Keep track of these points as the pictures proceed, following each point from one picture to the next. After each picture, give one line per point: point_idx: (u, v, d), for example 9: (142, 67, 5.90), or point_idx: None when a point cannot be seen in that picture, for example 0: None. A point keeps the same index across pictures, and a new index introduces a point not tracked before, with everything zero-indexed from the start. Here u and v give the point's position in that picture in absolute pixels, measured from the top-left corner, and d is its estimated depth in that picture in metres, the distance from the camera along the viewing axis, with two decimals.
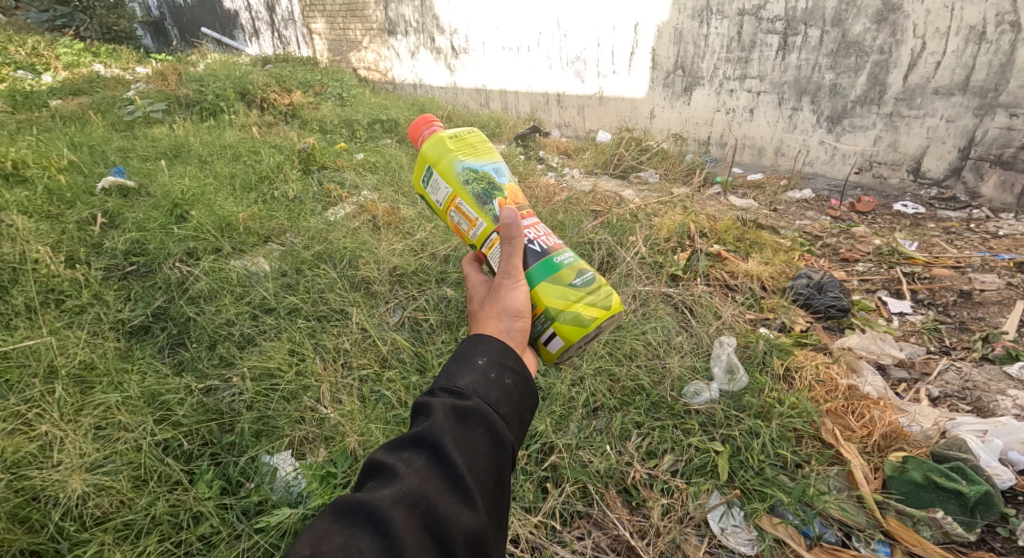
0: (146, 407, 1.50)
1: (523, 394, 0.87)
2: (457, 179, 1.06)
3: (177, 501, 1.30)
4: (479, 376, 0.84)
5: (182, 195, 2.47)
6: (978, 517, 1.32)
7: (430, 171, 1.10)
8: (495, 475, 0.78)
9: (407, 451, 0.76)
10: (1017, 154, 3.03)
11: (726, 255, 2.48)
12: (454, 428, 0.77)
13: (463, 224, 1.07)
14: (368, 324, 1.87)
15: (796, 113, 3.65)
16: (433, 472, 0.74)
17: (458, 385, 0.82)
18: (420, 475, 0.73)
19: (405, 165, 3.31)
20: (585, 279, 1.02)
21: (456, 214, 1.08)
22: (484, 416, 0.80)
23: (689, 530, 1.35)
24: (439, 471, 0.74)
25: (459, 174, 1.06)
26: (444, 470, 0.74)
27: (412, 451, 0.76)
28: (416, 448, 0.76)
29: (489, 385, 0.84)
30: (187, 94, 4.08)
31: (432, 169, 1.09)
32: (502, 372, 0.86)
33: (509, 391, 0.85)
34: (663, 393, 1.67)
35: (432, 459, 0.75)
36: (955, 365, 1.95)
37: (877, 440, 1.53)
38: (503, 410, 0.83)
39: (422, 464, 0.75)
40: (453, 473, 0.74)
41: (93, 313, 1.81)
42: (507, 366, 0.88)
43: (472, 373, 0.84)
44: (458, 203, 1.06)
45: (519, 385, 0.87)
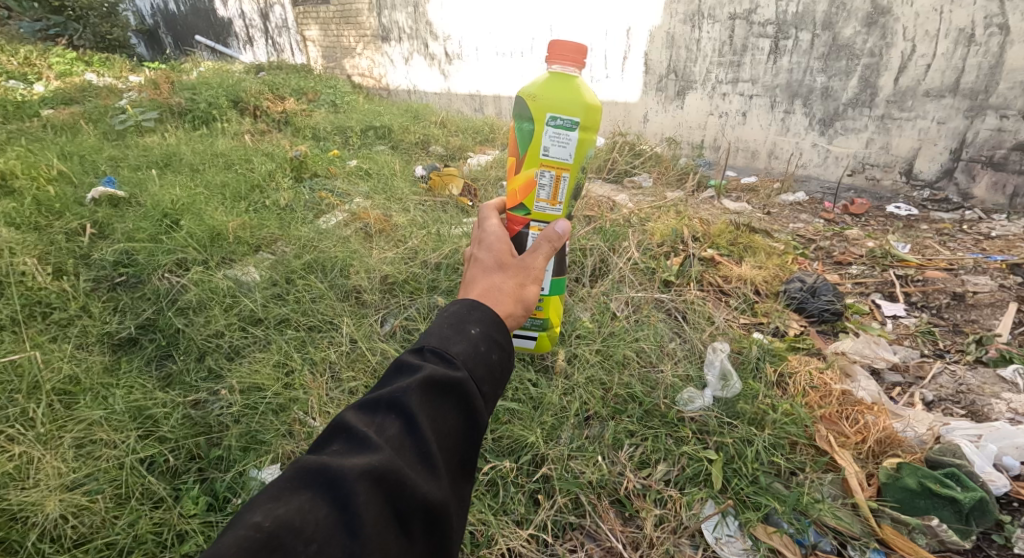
0: (131, 422, 1.48)
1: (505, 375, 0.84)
2: (582, 159, 1.10)
3: (161, 519, 1.27)
4: (468, 348, 0.81)
5: (173, 205, 2.45)
6: (973, 525, 1.30)
7: (572, 127, 1.06)
8: (464, 453, 0.76)
9: (381, 416, 0.72)
10: (1008, 155, 3.04)
11: (719, 260, 2.47)
12: (432, 399, 0.74)
13: (547, 192, 1.12)
14: (358, 334, 1.86)
15: (789, 116, 3.66)
16: (405, 442, 0.71)
17: (446, 355, 0.79)
18: (392, 445, 0.70)
19: (398, 172, 3.30)
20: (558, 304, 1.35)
21: (547, 177, 1.11)
22: (466, 392, 0.76)
23: (683, 541, 1.34)
24: (411, 442, 0.71)
25: (584, 158, 1.11)
26: (416, 443, 0.71)
27: (384, 417, 0.72)
28: (391, 415, 0.72)
29: (476, 360, 0.80)
30: (179, 103, 4.07)
31: (577, 130, 1.07)
32: (492, 348, 0.83)
33: (493, 368, 0.82)
34: (656, 401, 1.66)
35: (405, 429, 0.71)
36: (949, 368, 1.94)
37: (871, 446, 1.52)
38: (484, 388, 0.80)
39: (395, 433, 0.71)
40: (425, 447, 0.71)
41: (79, 326, 1.79)
42: (496, 342, 0.85)
43: (462, 344, 0.81)
44: (563, 178, 1.11)
45: (503, 362, 0.84)
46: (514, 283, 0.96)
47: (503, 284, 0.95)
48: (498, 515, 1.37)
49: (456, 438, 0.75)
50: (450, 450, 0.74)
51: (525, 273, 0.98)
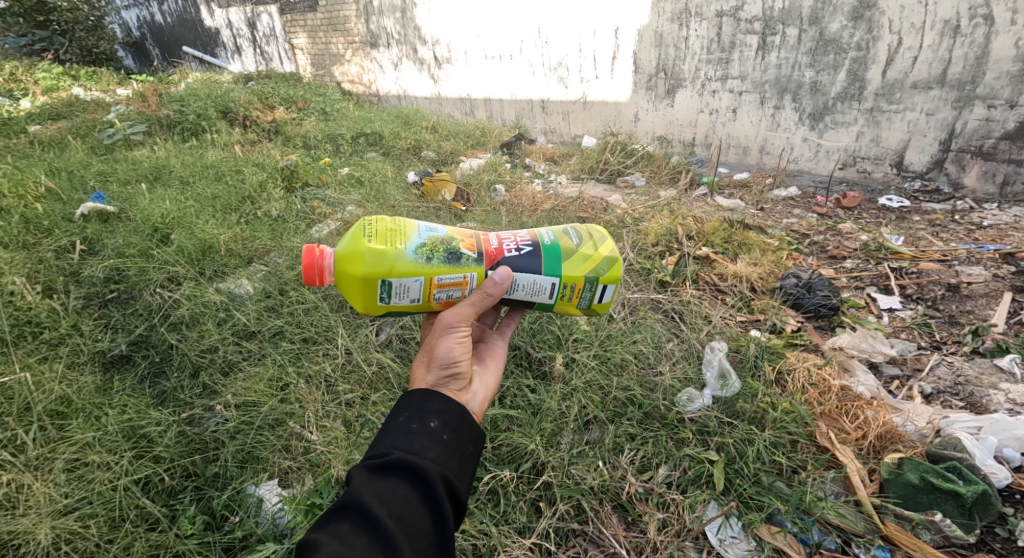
0: (125, 442, 1.46)
1: (455, 433, 0.88)
2: (419, 265, 0.97)
3: (156, 542, 1.25)
4: (400, 430, 0.86)
5: (163, 218, 2.43)
6: (976, 518, 1.30)
7: (383, 283, 0.96)
8: (425, 518, 0.77)
9: (332, 521, 0.74)
10: (997, 144, 3.06)
11: (714, 258, 2.47)
12: (375, 486, 0.77)
13: (456, 293, 1.00)
14: (353, 346, 1.84)
15: (779, 111, 3.66)
16: (356, 534, 0.72)
17: (381, 446, 0.84)
18: (343, 540, 0.71)
19: (390, 178, 3.28)
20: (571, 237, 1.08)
21: (441, 292, 0.99)
22: (410, 462, 0.80)
23: (687, 544, 1.33)
24: (364, 531, 0.73)
25: (415, 259, 0.97)
26: (367, 530, 0.73)
27: (336, 520, 0.74)
28: (339, 516, 0.75)
29: (410, 435, 0.85)
30: (168, 115, 4.03)
31: (386, 279, 0.96)
32: (424, 417, 0.88)
33: (436, 433, 0.86)
34: (655, 402, 1.65)
35: (355, 521, 0.74)
36: (946, 360, 1.94)
37: (872, 442, 1.52)
38: (430, 454, 0.83)
39: (346, 529, 0.73)
40: (375, 529, 0.73)
41: (71, 345, 1.76)
42: (431, 411, 0.89)
43: (391, 430, 0.86)
44: (438, 281, 0.98)
45: (447, 423, 0.88)
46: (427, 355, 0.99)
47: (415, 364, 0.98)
48: (500, 524, 1.36)
49: (412, 509, 0.77)
50: (408, 524, 0.75)
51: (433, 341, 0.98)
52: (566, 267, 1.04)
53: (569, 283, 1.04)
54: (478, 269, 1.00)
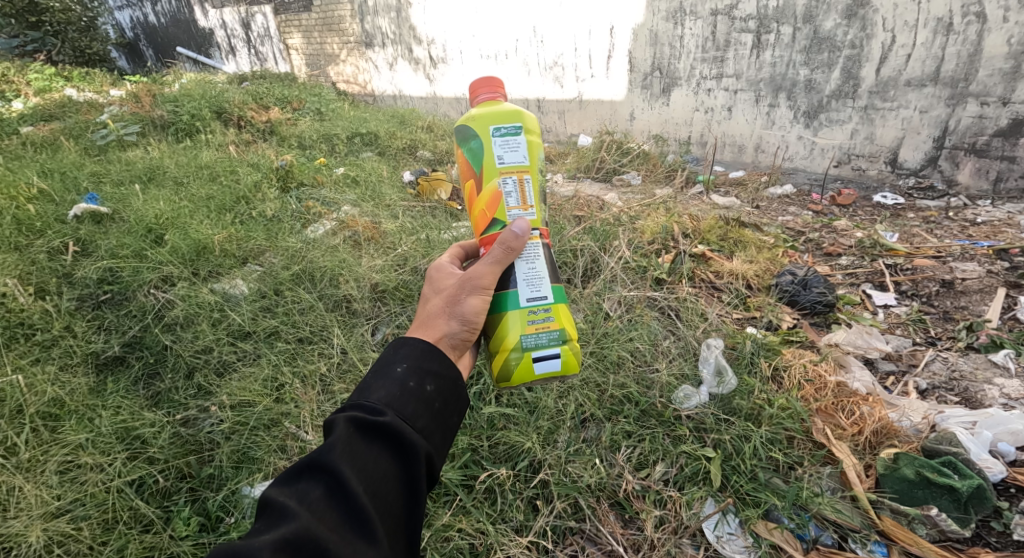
0: (119, 443, 1.45)
1: (444, 403, 0.87)
2: (534, 162, 1.10)
3: (151, 543, 1.24)
4: (393, 391, 0.83)
5: (157, 219, 2.41)
6: (972, 512, 1.30)
7: (519, 132, 1.08)
8: (400, 494, 0.77)
9: (305, 482, 0.73)
10: (990, 141, 3.07)
11: (710, 256, 2.48)
12: (355, 451, 0.76)
13: (514, 197, 1.07)
14: (349, 345, 1.83)
15: (774, 109, 3.67)
16: (329, 505, 0.71)
17: (372, 402, 0.82)
18: (314, 510, 0.70)
19: (386, 178, 3.27)
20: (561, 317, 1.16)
21: (510, 187, 1.07)
22: (395, 432, 0.78)
23: (684, 541, 1.33)
24: (337, 502, 0.72)
25: (538, 160, 1.11)
26: (341, 501, 0.72)
27: (310, 482, 0.73)
28: (314, 478, 0.74)
29: (402, 399, 0.83)
30: (162, 116, 4.00)
31: (524, 135, 1.08)
32: (420, 383, 0.86)
33: (429, 400, 0.85)
34: (652, 399, 1.65)
35: (329, 489, 0.73)
36: (941, 355, 1.95)
37: (868, 437, 1.52)
38: (418, 424, 0.82)
39: (319, 496, 0.72)
40: (351, 503, 0.72)
41: (63, 347, 1.74)
42: (426, 376, 0.87)
43: (385, 388, 0.83)
44: (524, 181, 1.08)
45: (440, 392, 0.87)
46: (444, 297, 0.99)
47: (434, 307, 0.97)
48: (497, 523, 1.35)
49: (388, 483, 0.76)
50: (382, 499, 0.75)
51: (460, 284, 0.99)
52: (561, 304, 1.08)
53: (553, 314, 1.06)
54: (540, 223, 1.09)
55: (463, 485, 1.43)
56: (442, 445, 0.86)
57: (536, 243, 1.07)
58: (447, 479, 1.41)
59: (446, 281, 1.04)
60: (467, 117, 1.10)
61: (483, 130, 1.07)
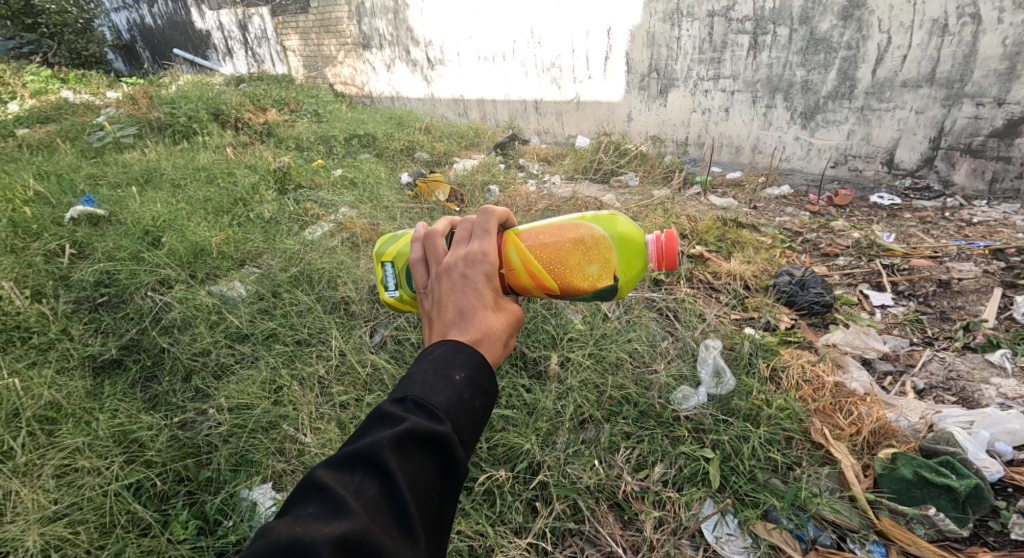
0: (116, 446, 1.44)
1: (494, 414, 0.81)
2: None
3: (149, 547, 1.24)
4: (452, 396, 0.75)
5: (154, 221, 2.41)
6: (969, 512, 1.31)
7: None
8: (440, 507, 0.72)
9: (359, 475, 0.68)
10: (986, 141, 3.09)
11: (708, 257, 2.49)
12: (411, 456, 0.70)
13: None
14: (347, 348, 1.83)
15: (771, 110, 3.68)
16: (381, 507, 0.67)
17: (432, 404, 0.74)
18: (368, 511, 0.65)
19: (384, 179, 3.27)
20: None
21: None
22: (450, 445, 0.72)
23: (683, 542, 1.33)
24: (389, 507, 0.67)
25: None
26: (393, 506, 0.67)
27: (364, 476, 0.68)
28: (368, 474, 0.68)
29: (461, 406, 0.75)
30: (159, 117, 3.99)
31: None
32: (476, 393, 0.77)
33: (478, 414, 0.78)
34: (651, 400, 1.65)
35: (382, 491, 0.67)
36: (938, 355, 1.96)
37: (866, 438, 1.52)
38: (467, 439, 0.76)
39: (373, 495, 0.67)
40: (402, 511, 0.67)
41: (60, 350, 1.74)
42: (482, 387, 0.79)
43: (446, 391, 0.75)
44: None
45: (487, 408, 0.79)
46: (506, 332, 0.87)
47: (500, 332, 0.85)
48: (497, 525, 1.35)
49: (434, 492, 0.72)
50: (427, 507, 0.71)
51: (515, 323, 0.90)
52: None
53: None
54: None
55: (462, 487, 1.43)
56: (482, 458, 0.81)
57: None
58: None
59: (502, 298, 0.89)
60: (619, 278, 1.10)
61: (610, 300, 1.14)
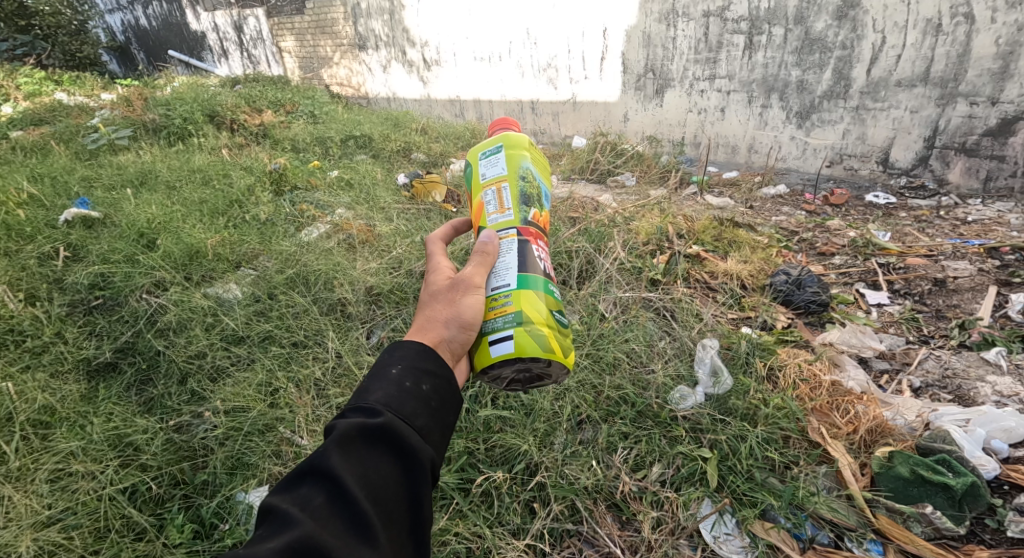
0: (111, 450, 1.43)
1: (442, 399, 0.87)
2: (516, 170, 1.10)
3: (145, 551, 1.23)
4: (390, 390, 0.83)
5: (149, 223, 2.40)
6: (966, 510, 1.31)
7: (498, 150, 1.12)
8: (401, 499, 0.76)
9: (306, 488, 0.73)
10: (980, 140, 3.10)
11: (705, 256, 2.50)
12: (356, 456, 0.75)
13: (492, 205, 1.07)
14: (344, 349, 1.82)
15: (766, 110, 3.69)
16: (331, 512, 0.71)
17: (367, 405, 0.80)
18: (316, 516, 0.69)
19: (380, 180, 3.26)
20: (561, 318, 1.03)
21: (490, 193, 1.09)
22: (393, 434, 0.78)
23: (681, 541, 1.33)
24: (338, 508, 0.71)
25: (522, 168, 1.10)
26: (342, 506, 0.71)
27: (311, 488, 0.73)
28: (314, 484, 0.73)
29: (402, 398, 0.82)
30: (154, 119, 3.98)
31: (502, 149, 1.12)
32: (418, 380, 0.85)
33: (427, 397, 0.85)
34: (649, 400, 1.65)
35: (330, 494, 0.72)
36: (934, 353, 1.96)
37: (863, 436, 1.53)
38: (418, 422, 0.81)
39: (319, 503, 0.71)
40: (352, 508, 0.71)
41: (54, 353, 1.73)
42: (424, 374, 0.87)
43: (382, 389, 0.83)
44: (504, 187, 1.08)
45: (438, 390, 0.87)
46: (443, 302, 0.97)
47: (435, 310, 0.96)
48: (494, 526, 1.34)
49: (391, 485, 0.76)
50: (385, 503, 0.74)
51: (456, 287, 0.98)
52: (533, 294, 0.97)
53: (511, 299, 0.97)
54: (516, 221, 1.04)
55: (460, 488, 1.41)
56: (443, 446, 0.85)
57: (512, 240, 1.02)
58: (443, 482, 1.39)
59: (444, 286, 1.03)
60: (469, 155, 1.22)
61: (474, 156, 1.16)
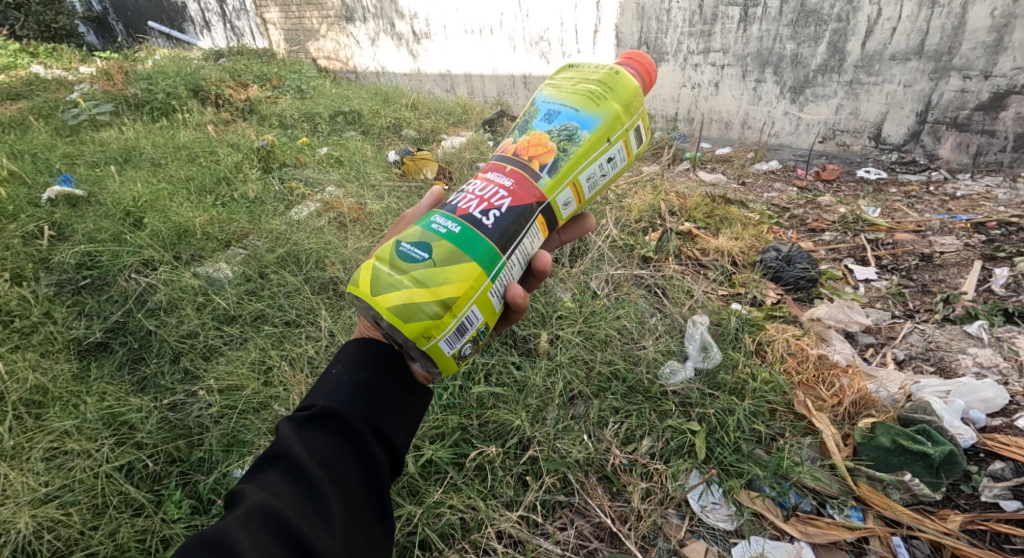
0: (105, 429, 1.44)
1: (388, 373, 0.84)
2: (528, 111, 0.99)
3: (143, 526, 1.24)
4: (342, 371, 0.85)
5: (135, 201, 2.36)
6: (943, 477, 1.35)
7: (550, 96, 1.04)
8: (365, 471, 0.77)
9: (266, 471, 0.74)
10: (971, 115, 3.11)
11: (697, 233, 2.50)
12: (311, 433, 0.77)
13: None
14: (337, 328, 1.82)
15: (760, 85, 3.66)
16: (287, 485, 0.71)
17: (321, 388, 0.83)
18: (274, 490, 0.70)
19: (370, 158, 3.22)
20: (410, 254, 0.80)
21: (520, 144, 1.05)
22: (346, 406, 0.79)
23: (670, 511, 1.38)
24: (295, 480, 0.72)
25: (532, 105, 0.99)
26: (299, 479, 0.72)
27: (269, 469, 0.74)
28: (271, 467, 0.74)
29: (356, 375, 0.85)
30: (135, 94, 3.87)
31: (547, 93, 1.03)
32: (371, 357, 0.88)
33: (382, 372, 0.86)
34: (639, 376, 1.68)
35: (286, 471, 0.73)
36: (919, 327, 2.00)
37: (847, 408, 1.57)
38: (375, 395, 0.83)
39: (276, 479, 0.72)
40: (308, 477, 0.72)
41: (43, 333, 1.72)
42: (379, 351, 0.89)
43: (334, 372, 0.85)
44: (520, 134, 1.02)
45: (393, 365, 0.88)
46: None
47: None
48: (488, 499, 1.37)
49: (348, 455, 0.76)
50: (344, 472, 0.75)
51: None
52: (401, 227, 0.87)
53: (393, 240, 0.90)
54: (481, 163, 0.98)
55: (454, 462, 1.44)
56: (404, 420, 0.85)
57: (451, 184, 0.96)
58: (437, 457, 1.41)
59: None
60: None
61: None
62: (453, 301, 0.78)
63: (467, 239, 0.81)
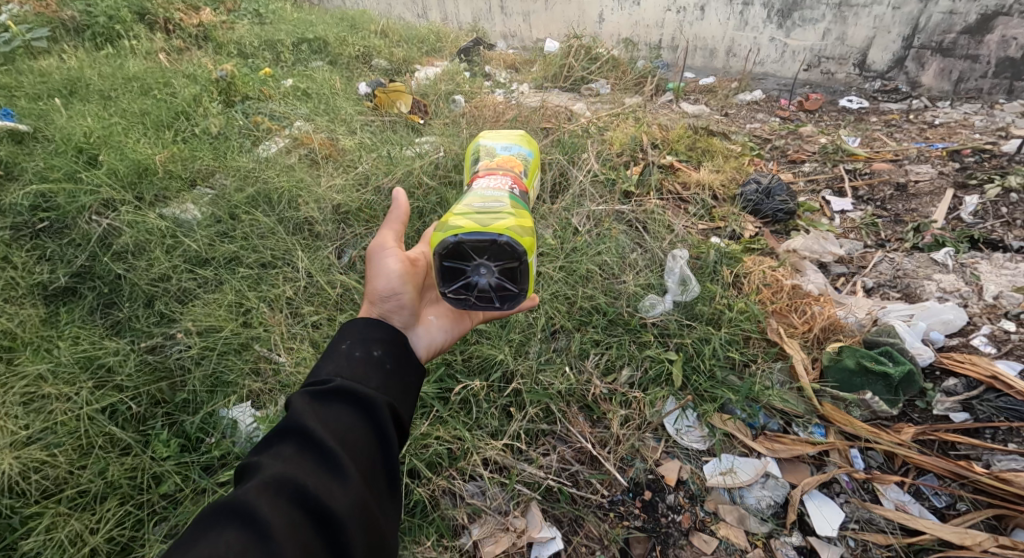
0: (82, 372, 1.42)
1: (396, 363, 0.95)
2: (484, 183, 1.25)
3: (134, 464, 1.26)
4: (344, 360, 0.91)
5: (87, 137, 2.21)
6: (901, 394, 1.42)
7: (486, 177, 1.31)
8: (370, 444, 0.82)
9: (277, 444, 0.77)
10: (957, 39, 3.06)
11: (678, 167, 2.48)
12: (319, 412, 0.81)
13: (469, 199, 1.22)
14: (314, 269, 1.77)
15: (747, 8, 3.51)
16: (302, 457, 0.75)
17: (324, 374, 0.88)
18: (290, 460, 0.74)
19: (340, 90, 3.04)
20: (481, 233, 1.11)
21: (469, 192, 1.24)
22: (351, 388, 0.85)
23: (647, 435, 1.45)
24: (310, 453, 0.76)
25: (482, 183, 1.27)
26: (314, 451, 0.76)
27: (281, 443, 0.77)
28: (284, 440, 0.78)
29: (351, 364, 0.90)
30: (74, 17, 3.53)
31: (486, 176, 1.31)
32: (368, 349, 0.94)
33: (379, 361, 0.93)
34: (620, 310, 1.71)
35: (300, 444, 0.77)
36: (889, 256, 2.05)
37: (817, 334, 1.63)
38: (373, 384, 0.89)
39: (290, 452, 0.76)
40: (323, 451, 0.76)
41: (4, 278, 1.65)
42: (376, 342, 0.96)
43: (338, 359, 0.91)
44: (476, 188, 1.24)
45: (388, 354, 0.95)
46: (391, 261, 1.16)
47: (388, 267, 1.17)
48: (473, 429, 1.41)
49: (356, 431, 0.81)
50: (354, 444, 0.80)
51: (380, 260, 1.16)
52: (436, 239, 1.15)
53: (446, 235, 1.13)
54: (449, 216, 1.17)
55: (439, 397, 1.47)
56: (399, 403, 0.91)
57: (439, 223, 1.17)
58: (424, 392, 1.45)
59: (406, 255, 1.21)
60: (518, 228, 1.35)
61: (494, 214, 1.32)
62: (522, 246, 1.12)
63: (518, 224, 1.15)
